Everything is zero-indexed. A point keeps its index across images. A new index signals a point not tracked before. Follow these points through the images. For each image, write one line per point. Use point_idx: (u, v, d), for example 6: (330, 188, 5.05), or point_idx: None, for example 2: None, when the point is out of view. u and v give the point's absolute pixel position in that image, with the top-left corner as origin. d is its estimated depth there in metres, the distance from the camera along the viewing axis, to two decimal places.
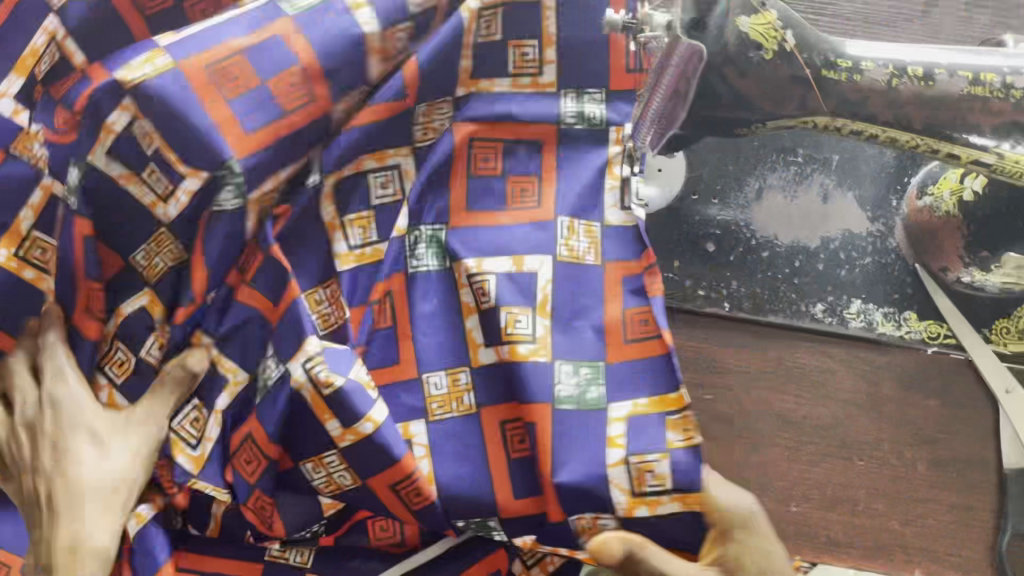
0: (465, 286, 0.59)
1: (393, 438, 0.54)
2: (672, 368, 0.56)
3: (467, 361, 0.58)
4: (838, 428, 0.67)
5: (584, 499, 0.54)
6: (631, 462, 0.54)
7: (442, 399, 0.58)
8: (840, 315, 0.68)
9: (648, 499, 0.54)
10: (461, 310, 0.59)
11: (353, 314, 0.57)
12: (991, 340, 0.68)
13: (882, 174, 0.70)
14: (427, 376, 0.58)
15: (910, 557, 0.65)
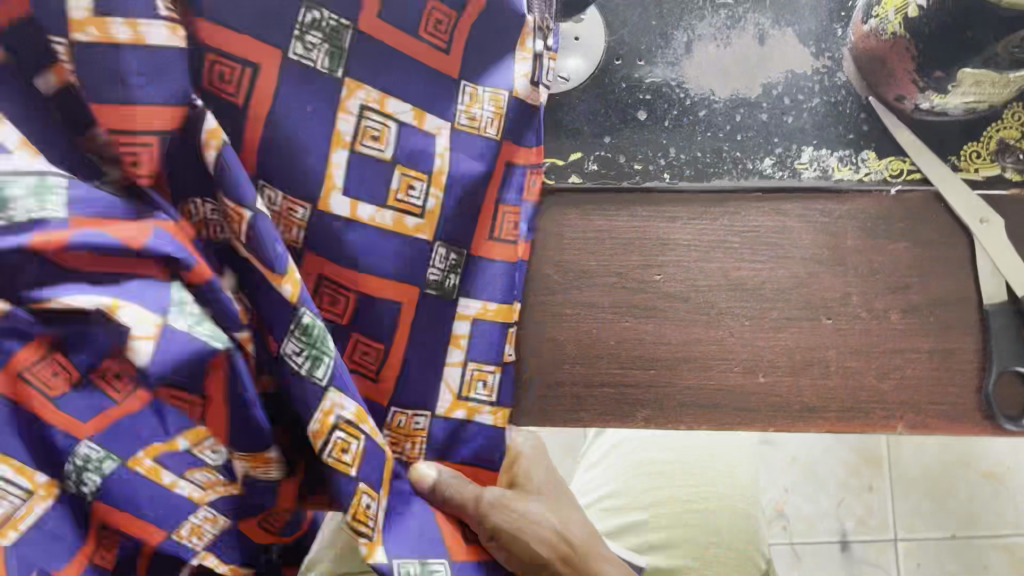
0: (349, 107, 0.57)
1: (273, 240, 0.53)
2: (514, 284, 0.62)
3: (319, 202, 0.57)
4: (801, 288, 0.64)
5: (422, 387, 0.61)
6: (468, 367, 0.61)
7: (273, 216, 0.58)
8: (791, 167, 0.64)
9: (471, 404, 0.61)
10: (330, 137, 0.57)
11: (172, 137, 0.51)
12: (960, 169, 0.63)
13: (822, 3, 0.65)
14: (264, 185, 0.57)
15: (890, 412, 0.62)
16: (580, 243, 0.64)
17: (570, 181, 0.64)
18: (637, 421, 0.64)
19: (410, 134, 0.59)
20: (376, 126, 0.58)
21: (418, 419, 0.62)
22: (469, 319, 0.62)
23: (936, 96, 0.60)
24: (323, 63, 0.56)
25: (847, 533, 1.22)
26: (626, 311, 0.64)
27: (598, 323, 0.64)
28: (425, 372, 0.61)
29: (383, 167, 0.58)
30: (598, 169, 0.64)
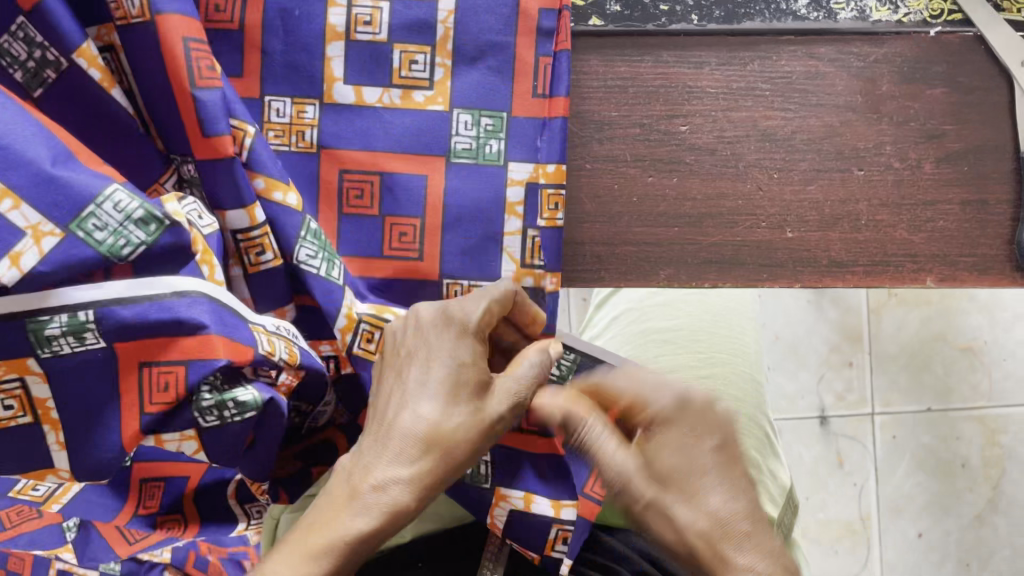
0: (337, 1, 0.57)
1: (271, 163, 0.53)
2: (562, 139, 0.57)
3: (319, 95, 0.57)
4: (833, 137, 0.60)
5: (472, 267, 0.58)
6: (529, 235, 0.57)
7: (283, 129, 0.57)
8: (827, 9, 0.60)
9: (535, 271, 0.57)
10: (323, 34, 0.57)
11: (198, 143, 0.50)
12: (1003, 10, 0.60)
13: None
14: (271, 99, 0.57)
15: (920, 266, 0.60)
16: (603, 93, 0.60)
17: (591, 24, 0.60)
18: (659, 280, 0.61)
19: (406, 5, 0.57)
20: (366, 12, 0.57)
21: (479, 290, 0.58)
22: (522, 183, 0.58)
23: None
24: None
25: (825, 408, 1.15)
26: (650, 165, 0.60)
27: (619, 180, 0.60)
28: (475, 253, 0.58)
29: (381, 50, 0.57)
30: (620, 11, 0.60)
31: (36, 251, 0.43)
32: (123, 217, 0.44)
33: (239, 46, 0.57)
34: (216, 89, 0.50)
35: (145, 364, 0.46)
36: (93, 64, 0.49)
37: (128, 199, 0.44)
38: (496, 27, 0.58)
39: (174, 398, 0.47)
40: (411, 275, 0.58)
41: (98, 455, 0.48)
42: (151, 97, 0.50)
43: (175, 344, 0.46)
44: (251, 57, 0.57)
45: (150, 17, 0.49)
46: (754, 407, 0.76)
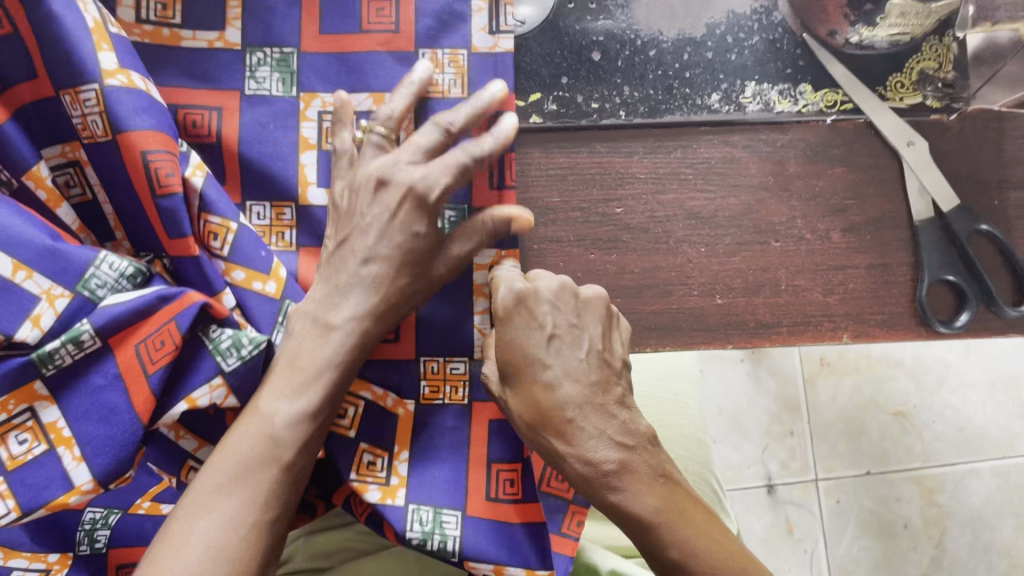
0: (309, 115, 0.64)
1: (251, 254, 0.59)
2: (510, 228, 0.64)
3: (295, 198, 0.63)
4: (751, 214, 0.68)
5: (448, 345, 0.64)
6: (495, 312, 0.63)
7: (263, 230, 0.64)
8: (736, 102, 0.68)
9: None
10: (297, 144, 0.64)
11: (176, 244, 0.56)
12: (887, 99, 0.69)
13: None
14: (251, 204, 0.63)
15: (836, 324, 0.67)
16: (546, 181, 0.67)
17: (532, 122, 0.67)
18: None
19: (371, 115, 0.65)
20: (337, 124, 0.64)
21: (454, 364, 0.64)
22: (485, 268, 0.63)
23: (864, 28, 0.66)
24: (277, 89, 0.64)
25: (771, 477, 1.21)
26: (591, 244, 0.67)
27: (565, 258, 0.67)
28: (444, 334, 0.64)
29: None
30: (557, 109, 0.67)
31: (51, 311, 0.50)
32: (118, 275, 0.52)
33: (219, 156, 0.63)
34: (178, 195, 0.55)
35: (138, 343, 0.51)
36: (40, 185, 0.54)
37: (120, 260, 0.52)
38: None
39: (175, 349, 0.52)
40: (385, 357, 0.64)
41: (115, 456, 0.51)
42: (119, 202, 0.56)
43: (158, 313, 0.52)
44: (230, 165, 0.63)
45: (113, 136, 0.54)
46: (698, 462, 0.81)
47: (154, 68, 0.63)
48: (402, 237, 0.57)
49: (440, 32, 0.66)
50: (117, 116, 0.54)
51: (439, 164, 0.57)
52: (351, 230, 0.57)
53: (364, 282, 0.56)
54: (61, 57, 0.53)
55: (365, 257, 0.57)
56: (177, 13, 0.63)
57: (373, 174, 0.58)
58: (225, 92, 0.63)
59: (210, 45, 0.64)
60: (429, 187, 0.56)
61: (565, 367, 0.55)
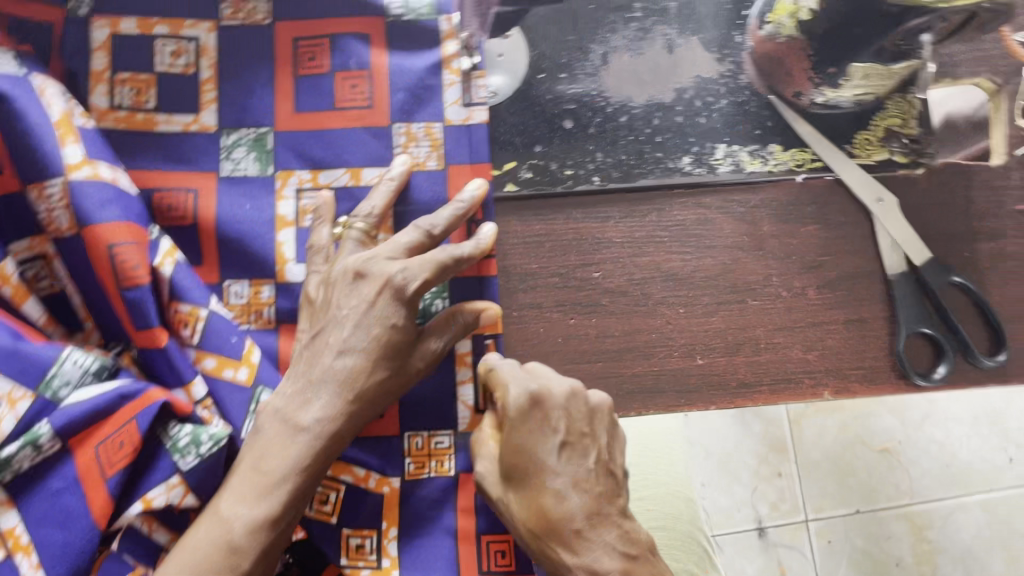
0: (286, 194, 0.65)
1: (222, 340, 0.60)
2: (491, 296, 0.66)
3: (274, 276, 0.64)
4: (727, 274, 0.69)
5: (432, 418, 0.64)
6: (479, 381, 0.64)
7: (242, 309, 0.63)
8: (708, 164, 0.69)
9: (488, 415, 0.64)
10: (275, 223, 0.64)
11: (145, 335, 0.58)
12: (854, 155, 0.70)
13: (721, 12, 0.71)
14: (230, 283, 0.64)
15: (816, 380, 0.68)
16: (523, 249, 0.68)
17: (507, 190, 0.68)
18: None
19: (348, 190, 0.65)
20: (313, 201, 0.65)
21: (439, 438, 0.64)
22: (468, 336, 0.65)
23: (829, 90, 0.67)
24: (253, 169, 0.65)
25: (762, 519, 1.20)
26: (570, 309, 0.68)
27: (545, 323, 0.67)
28: (429, 407, 0.64)
29: None
30: (532, 177, 0.68)
31: (12, 415, 0.51)
32: (82, 372, 0.54)
33: (197, 238, 0.63)
34: (144, 286, 0.57)
35: (97, 444, 0.53)
36: (7, 281, 0.55)
37: (84, 356, 0.54)
38: (428, 200, 0.66)
39: (134, 449, 0.53)
40: (372, 433, 0.64)
41: (72, 562, 0.51)
42: (85, 293, 0.58)
43: (119, 412, 0.53)
44: (207, 246, 0.64)
45: (80, 229, 0.56)
46: (688, 521, 0.80)
47: (128, 152, 0.64)
48: (378, 329, 0.57)
49: (415, 106, 0.67)
50: (82, 210, 0.56)
51: (419, 260, 0.57)
52: (326, 321, 0.58)
53: (336, 378, 0.56)
54: (27, 154, 0.56)
55: (340, 350, 0.57)
56: (151, 98, 0.64)
57: (350, 267, 0.58)
58: (201, 175, 0.64)
59: (185, 128, 0.65)
60: (407, 281, 0.56)
61: (575, 477, 0.55)
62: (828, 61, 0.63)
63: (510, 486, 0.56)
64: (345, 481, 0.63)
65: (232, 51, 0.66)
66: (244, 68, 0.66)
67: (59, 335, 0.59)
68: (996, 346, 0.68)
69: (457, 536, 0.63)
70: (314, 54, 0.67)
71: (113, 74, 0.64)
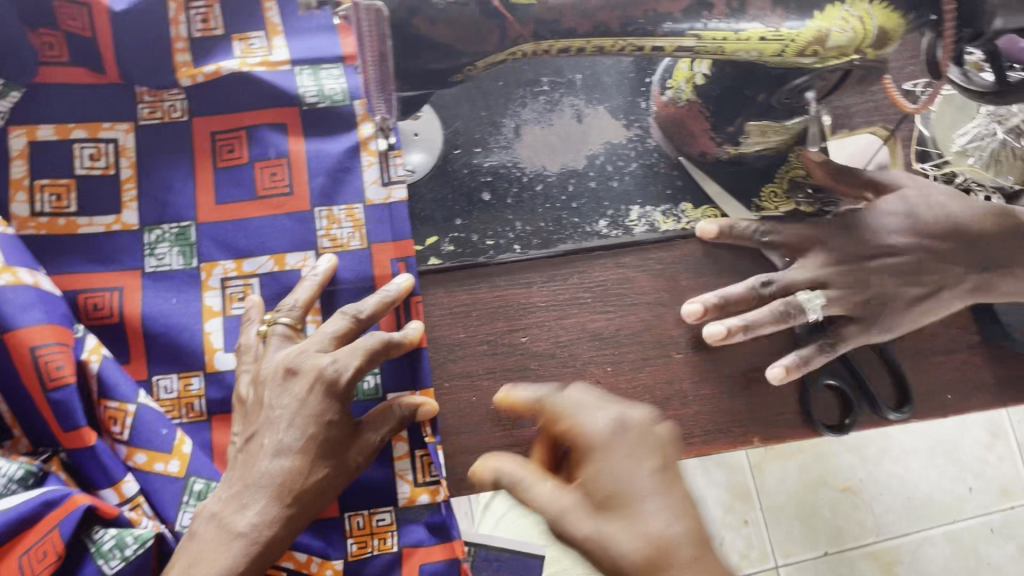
0: (211, 285, 0.66)
1: (151, 433, 0.60)
2: (422, 369, 0.67)
3: (202, 366, 0.64)
4: (651, 329, 0.70)
5: (373, 494, 0.65)
6: (417, 456, 0.66)
7: (172, 403, 0.63)
8: (624, 226, 0.71)
9: (429, 487, 0.66)
10: (201, 313, 0.65)
11: (71, 436, 0.57)
12: (762, 209, 0.73)
13: (624, 80, 0.74)
14: (159, 377, 0.64)
15: (746, 427, 0.69)
16: (450, 319, 0.69)
17: (431, 263, 0.70)
18: None
19: (273, 276, 0.67)
20: (239, 289, 0.66)
21: (381, 516, 0.65)
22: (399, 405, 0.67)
23: (732, 147, 0.70)
24: (177, 263, 0.66)
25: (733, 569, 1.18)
26: (501, 375, 0.69)
27: (477, 391, 0.68)
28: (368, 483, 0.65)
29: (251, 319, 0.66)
30: (454, 249, 0.70)
31: None
32: (6, 479, 0.54)
33: (122, 333, 0.64)
34: (69, 385, 0.57)
35: (19, 554, 0.51)
36: None
37: (8, 464, 0.54)
38: (354, 278, 0.68)
39: (57, 558, 0.52)
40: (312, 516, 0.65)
41: None
42: (10, 399, 0.58)
43: (43, 520, 0.52)
44: (135, 344, 0.64)
45: (0, 334, 0.56)
46: None
47: (51, 256, 0.64)
48: (314, 427, 0.56)
49: (335, 189, 0.69)
50: (3, 314, 0.56)
51: (347, 348, 0.58)
52: (259, 423, 0.57)
53: (274, 481, 0.54)
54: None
55: (276, 450, 0.55)
56: (71, 202, 0.66)
57: (281, 364, 0.58)
58: (125, 273, 0.65)
59: (108, 228, 0.66)
60: (339, 372, 0.56)
61: (673, 501, 0.42)
62: (711, 93, 0.67)
63: (603, 513, 0.42)
64: (286, 569, 0.64)
65: (150, 149, 0.68)
66: (164, 165, 0.68)
67: None
68: (902, 398, 0.69)
69: None
70: (232, 145, 0.69)
71: (32, 181, 0.65)
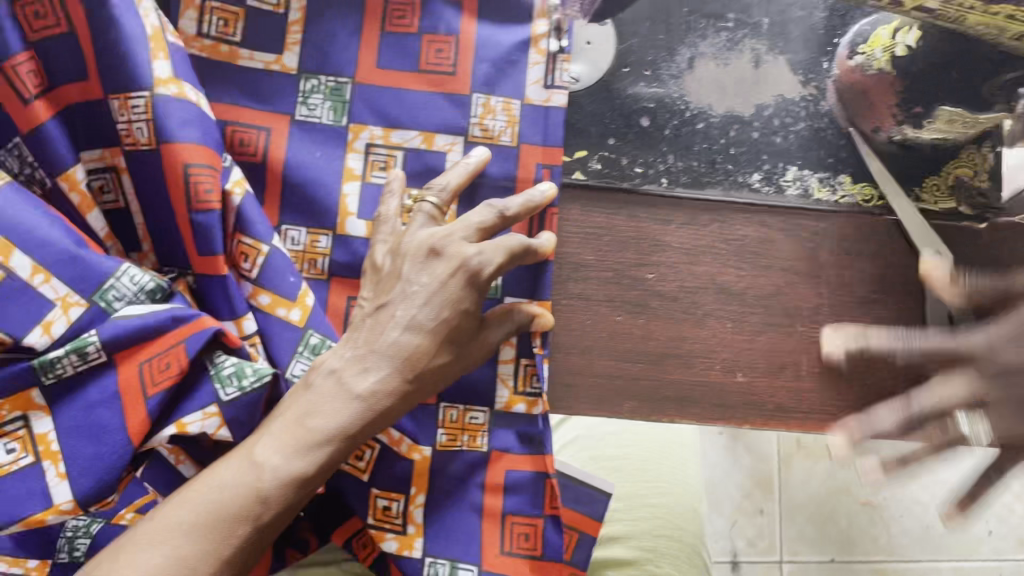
0: (356, 147, 0.66)
1: (278, 278, 0.62)
2: (544, 279, 0.66)
3: (333, 226, 0.65)
4: (779, 297, 0.68)
5: (472, 391, 0.65)
6: (523, 365, 0.65)
7: (297, 255, 0.65)
8: (777, 184, 0.69)
9: (527, 398, 0.65)
10: (342, 174, 0.66)
11: (206, 261, 0.60)
12: (921, 199, 0.70)
13: (813, 35, 0.70)
14: (288, 228, 0.65)
15: (854, 416, 0.67)
16: (581, 238, 0.67)
17: (575, 177, 0.68)
18: (623, 412, 0.66)
19: (418, 153, 0.66)
20: (383, 157, 0.66)
21: (474, 414, 0.65)
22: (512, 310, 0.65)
23: (910, 129, 0.66)
24: (326, 117, 0.67)
25: (736, 553, 1.19)
26: (619, 306, 0.67)
27: (592, 317, 0.67)
28: (472, 379, 0.65)
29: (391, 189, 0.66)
30: (601, 168, 0.68)
31: (66, 319, 0.55)
32: (137, 289, 0.57)
33: (263, 175, 0.66)
34: (213, 212, 0.59)
35: (142, 362, 0.55)
36: (75, 187, 0.59)
37: (142, 275, 0.57)
38: (497, 174, 0.66)
39: (176, 374, 0.56)
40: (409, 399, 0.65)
41: (98, 477, 0.54)
42: (154, 210, 0.60)
43: (168, 334, 0.56)
44: (272, 188, 0.66)
45: (157, 144, 0.58)
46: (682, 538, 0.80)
47: (209, 84, 0.66)
48: (448, 311, 0.57)
49: (498, 80, 0.67)
50: (163, 125, 0.58)
51: (493, 243, 0.58)
52: (393, 294, 0.57)
53: (400, 354, 0.56)
54: (117, 64, 0.58)
55: (406, 325, 0.56)
56: (237, 31, 0.66)
57: (427, 242, 0.58)
58: (276, 116, 0.66)
59: (267, 66, 0.66)
60: (483, 266, 0.57)
61: None
62: None
63: None
64: (380, 441, 0.64)
65: None
66: (334, 16, 0.68)
67: (117, 251, 0.62)
68: None
69: (482, 513, 0.65)
70: (404, 12, 0.68)
71: (205, 2, 0.66)
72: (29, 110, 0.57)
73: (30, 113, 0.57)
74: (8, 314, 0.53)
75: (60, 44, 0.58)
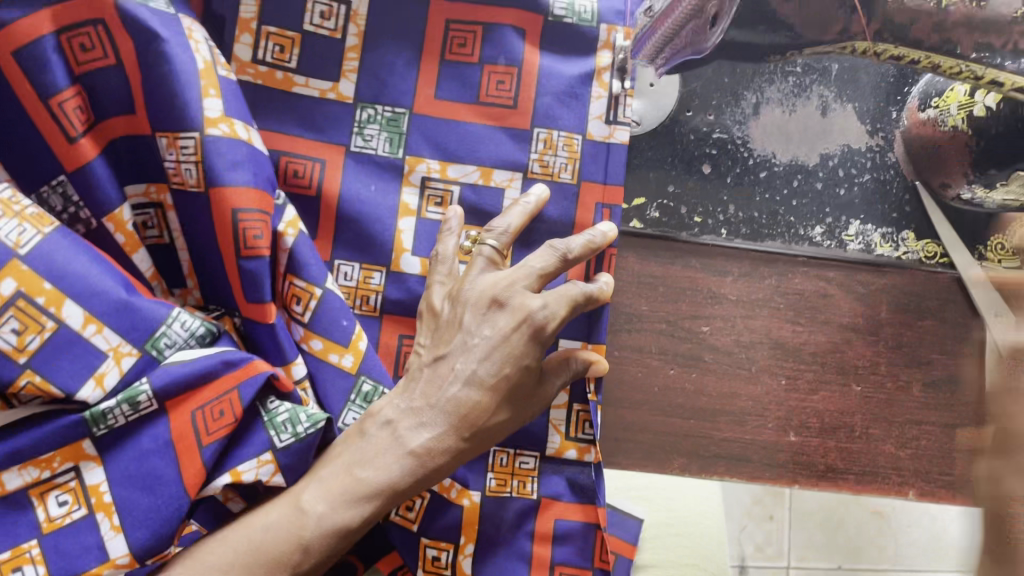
0: (412, 181, 0.65)
1: (328, 323, 0.61)
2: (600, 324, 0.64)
3: (388, 263, 0.64)
4: (837, 353, 0.67)
5: (522, 439, 0.64)
6: (575, 412, 0.64)
7: (349, 292, 0.64)
8: (839, 238, 0.67)
9: (578, 445, 0.63)
10: (397, 209, 0.64)
11: (256, 308, 0.58)
12: (985, 258, 0.67)
13: (882, 83, 0.68)
14: (340, 263, 0.64)
15: (904, 479, 0.66)
16: (635, 288, 0.66)
17: (632, 225, 0.66)
18: (673, 468, 0.65)
19: (474, 189, 0.65)
20: (439, 192, 0.65)
21: (523, 459, 0.64)
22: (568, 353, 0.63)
23: (981, 189, 0.64)
24: (383, 149, 0.65)
25: None
26: (672, 359, 0.65)
27: (644, 369, 0.65)
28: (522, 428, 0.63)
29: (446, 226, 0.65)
30: (659, 217, 0.66)
31: (118, 370, 0.53)
32: (188, 335, 0.56)
33: (316, 208, 0.64)
34: (263, 258, 0.57)
35: (194, 409, 0.54)
36: (120, 228, 0.56)
37: (192, 320, 0.56)
38: (555, 216, 0.64)
39: (232, 420, 0.55)
40: None
41: (155, 530, 0.52)
42: (202, 251, 0.58)
43: (223, 379, 0.55)
44: (325, 222, 0.64)
45: (205, 188, 0.56)
46: None
47: (263, 111, 0.64)
48: (510, 367, 0.54)
49: (559, 112, 0.65)
50: (212, 168, 0.55)
51: (557, 294, 0.55)
52: (453, 345, 0.55)
53: (458, 409, 0.54)
54: (168, 102, 0.55)
55: (466, 379, 0.54)
56: (293, 57, 0.64)
57: (488, 291, 0.55)
58: (330, 147, 0.64)
59: (322, 94, 0.64)
60: (547, 320, 0.54)
61: None
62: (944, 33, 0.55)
63: None
64: (431, 490, 0.62)
65: (382, 21, 0.65)
66: (391, 44, 0.65)
67: (162, 290, 0.59)
68: None
69: (531, 563, 0.63)
70: (465, 41, 0.65)
71: (259, 25, 0.63)
72: (75, 149, 0.54)
73: (77, 152, 0.55)
74: (61, 365, 0.52)
75: (106, 75, 0.55)
